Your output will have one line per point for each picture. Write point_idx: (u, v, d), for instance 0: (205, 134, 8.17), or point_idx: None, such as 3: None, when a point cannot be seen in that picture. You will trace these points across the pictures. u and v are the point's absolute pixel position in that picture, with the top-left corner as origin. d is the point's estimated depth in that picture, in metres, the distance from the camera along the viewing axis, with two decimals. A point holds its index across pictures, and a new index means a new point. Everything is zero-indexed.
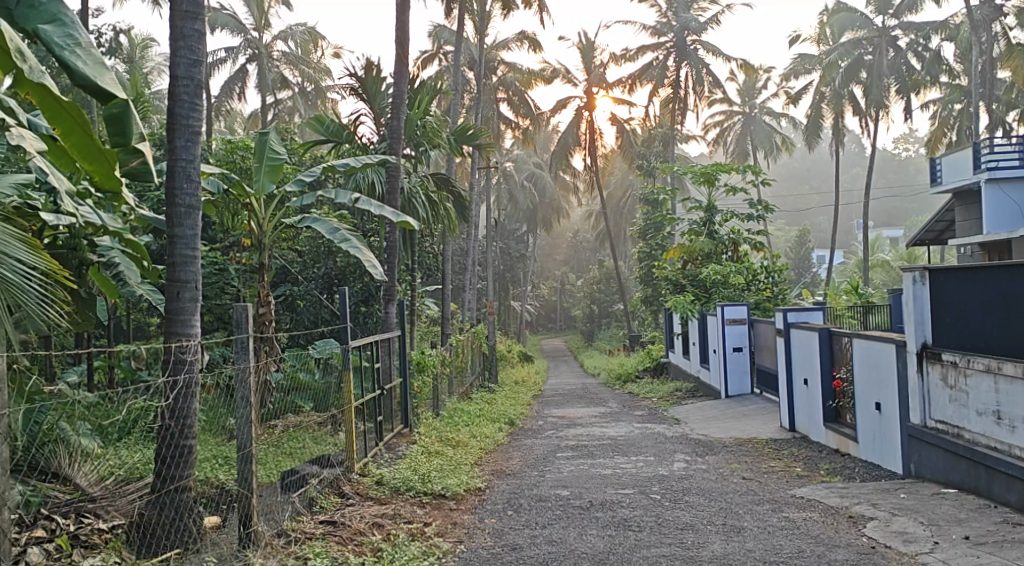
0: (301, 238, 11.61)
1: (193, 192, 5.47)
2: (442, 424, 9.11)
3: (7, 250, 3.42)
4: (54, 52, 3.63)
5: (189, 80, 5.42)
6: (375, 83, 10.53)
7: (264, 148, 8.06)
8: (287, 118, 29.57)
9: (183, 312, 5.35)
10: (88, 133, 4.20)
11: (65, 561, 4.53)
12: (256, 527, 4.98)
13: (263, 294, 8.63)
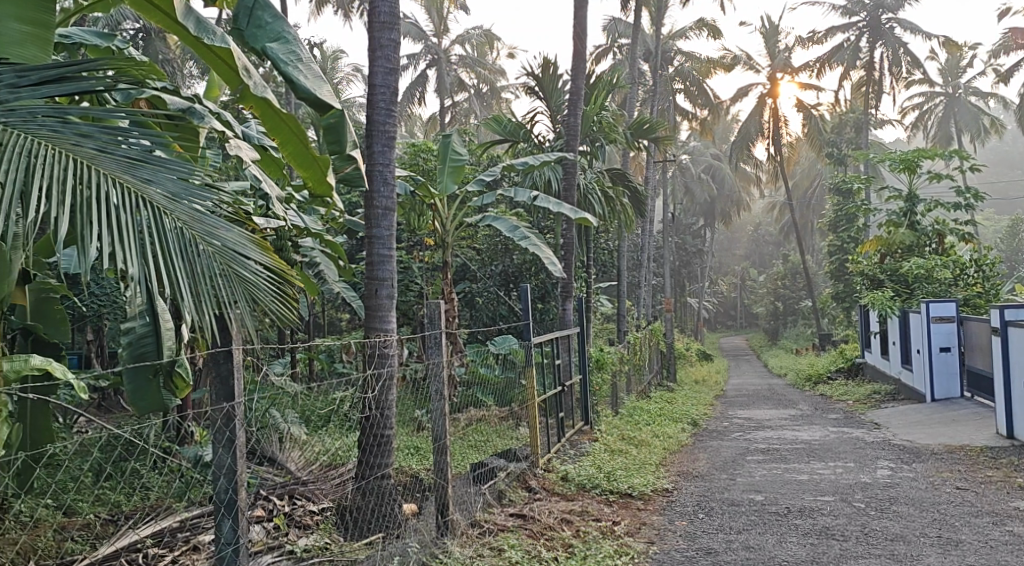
0: (479, 237, 11.92)
1: (389, 194, 5.70)
2: (623, 422, 9.08)
3: (237, 252, 3.72)
4: (279, 69, 3.89)
5: (385, 89, 5.68)
6: (551, 81, 10.62)
7: (447, 149, 8.29)
8: (464, 119, 30.51)
9: (380, 308, 5.58)
10: (306, 144, 4.43)
11: (282, 539, 4.83)
12: (452, 516, 5.05)
13: (447, 291, 8.78)
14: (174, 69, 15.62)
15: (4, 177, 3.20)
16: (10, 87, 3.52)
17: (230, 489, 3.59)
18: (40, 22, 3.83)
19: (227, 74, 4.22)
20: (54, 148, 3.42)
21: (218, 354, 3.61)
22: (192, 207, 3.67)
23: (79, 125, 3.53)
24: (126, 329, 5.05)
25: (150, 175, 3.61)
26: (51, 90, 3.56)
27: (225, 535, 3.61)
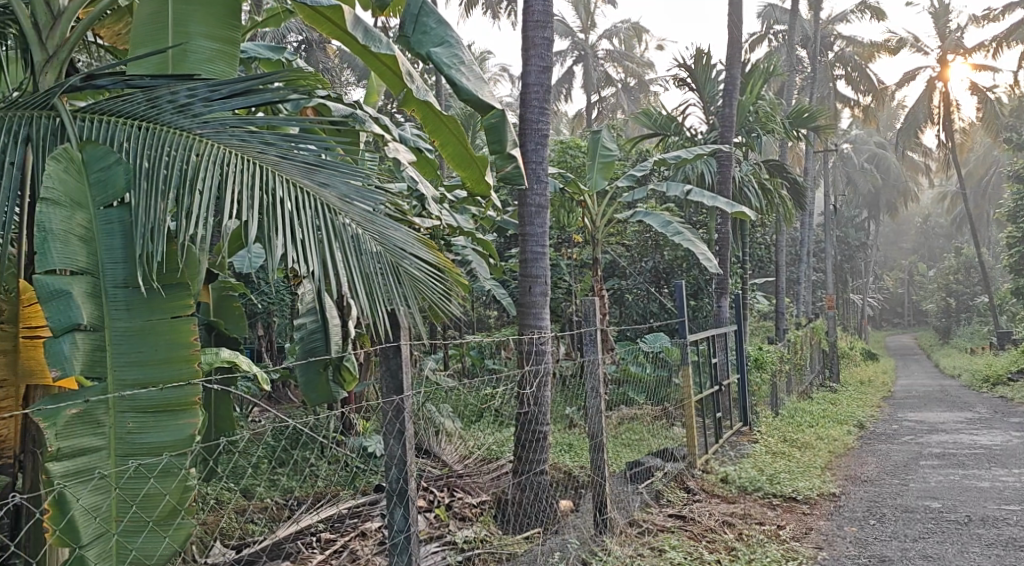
0: (629, 233, 11.84)
1: (542, 192, 5.74)
2: (784, 424, 8.77)
3: (405, 250, 3.85)
4: (443, 72, 4.01)
5: (539, 87, 5.72)
6: (704, 72, 10.40)
7: (597, 145, 8.28)
8: (610, 115, 30.44)
9: (534, 305, 5.62)
10: (464, 144, 4.51)
11: (444, 531, 4.95)
12: (610, 514, 5.01)
13: (597, 288, 8.68)
14: (337, 78, 16.42)
15: (202, 184, 3.48)
16: (204, 101, 3.75)
17: (401, 478, 3.72)
18: (229, 39, 4.13)
19: (389, 79, 4.34)
20: (242, 156, 3.66)
21: (388, 349, 3.74)
22: (364, 208, 3.83)
23: (264, 134, 3.76)
24: (297, 325, 5.36)
25: (326, 179, 3.80)
26: (238, 103, 3.81)
27: (397, 523, 3.74)
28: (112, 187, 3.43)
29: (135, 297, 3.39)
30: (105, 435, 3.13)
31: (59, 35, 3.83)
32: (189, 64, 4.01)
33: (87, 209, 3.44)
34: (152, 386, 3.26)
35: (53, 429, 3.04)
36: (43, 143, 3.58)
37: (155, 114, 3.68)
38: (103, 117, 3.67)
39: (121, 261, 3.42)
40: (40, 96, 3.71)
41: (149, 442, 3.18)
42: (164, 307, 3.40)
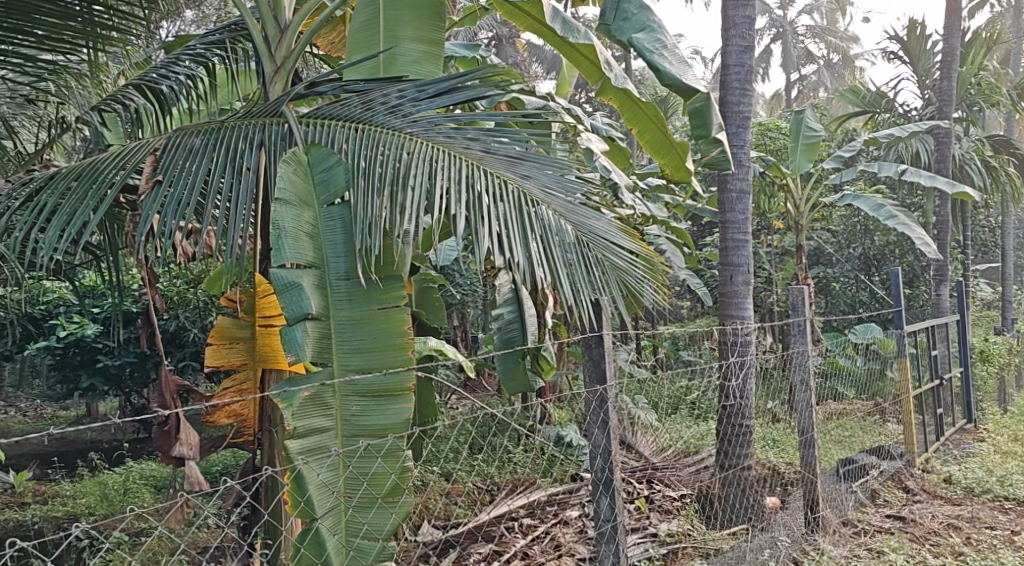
0: (834, 218, 11.24)
1: (744, 176, 5.55)
2: (1015, 422, 8.05)
3: (610, 238, 3.82)
4: (644, 57, 4.00)
5: (740, 67, 5.54)
6: (919, 43, 9.68)
7: (800, 127, 7.93)
8: (806, 95, 29.06)
9: (737, 295, 5.48)
10: (664, 130, 4.44)
11: (646, 522, 4.95)
12: (822, 513, 4.79)
13: (801, 276, 8.28)
14: (530, 72, 16.77)
15: (415, 180, 3.63)
16: (413, 101, 3.93)
17: (607, 468, 3.73)
18: (435, 40, 4.30)
19: (588, 69, 4.35)
20: (450, 152, 3.79)
21: (590, 339, 3.76)
22: (565, 199, 3.86)
23: (468, 130, 3.89)
24: (495, 315, 5.21)
25: (528, 171, 3.87)
26: (444, 101, 3.95)
27: (603, 512, 3.76)
28: (333, 186, 3.64)
29: (356, 289, 3.60)
30: (332, 416, 3.37)
31: (286, 46, 4.14)
32: (400, 67, 4.23)
33: (313, 206, 3.66)
34: (373, 372, 3.47)
35: (290, 410, 3.31)
36: (275, 147, 3.86)
37: (370, 116, 3.90)
38: (324, 121, 3.94)
39: (343, 255, 3.62)
40: (272, 105, 4.05)
41: (373, 424, 3.38)
42: (383, 298, 3.59)
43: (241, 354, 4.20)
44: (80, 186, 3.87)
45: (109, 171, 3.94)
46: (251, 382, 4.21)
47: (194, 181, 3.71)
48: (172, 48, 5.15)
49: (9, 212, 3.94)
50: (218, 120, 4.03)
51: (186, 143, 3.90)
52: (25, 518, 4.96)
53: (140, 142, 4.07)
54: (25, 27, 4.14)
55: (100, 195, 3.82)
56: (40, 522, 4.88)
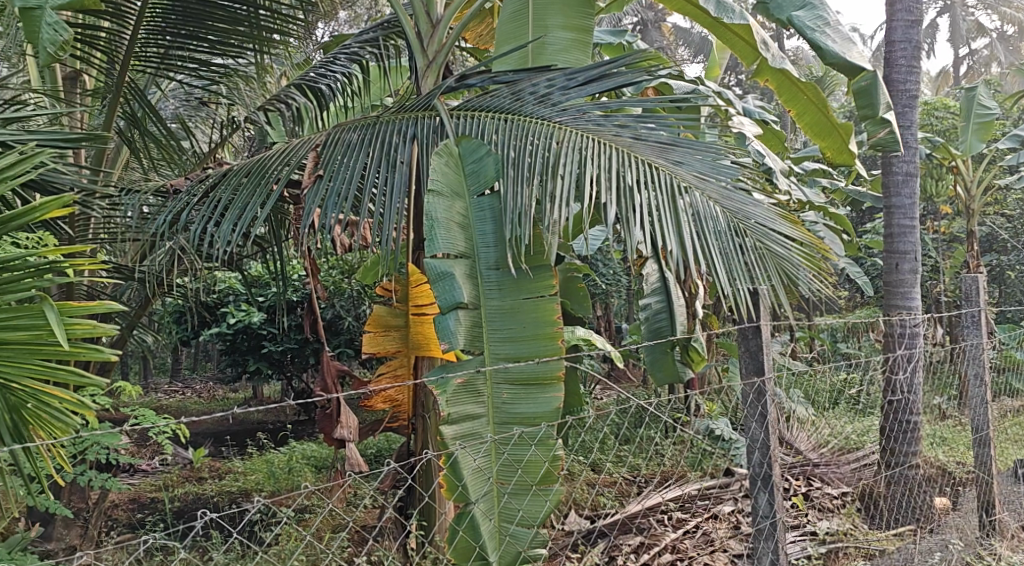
0: (1010, 202, 10.43)
1: (911, 158, 5.21)
2: None
3: (768, 224, 3.67)
4: (804, 36, 3.85)
5: (906, 43, 5.19)
6: None
7: (972, 104, 7.38)
8: (977, 70, 26.98)
9: (902, 284, 5.17)
10: (825, 112, 4.25)
11: (803, 520, 4.77)
12: (999, 517, 4.46)
13: (973, 263, 7.72)
14: (675, 57, 16.44)
15: (564, 169, 3.62)
16: (562, 90, 3.93)
17: (765, 463, 3.60)
18: (584, 28, 4.28)
19: (743, 50, 4.21)
20: (600, 140, 3.75)
21: (747, 329, 3.63)
22: (719, 184, 3.74)
23: (618, 117, 3.85)
24: (643, 305, 5.14)
25: (680, 157, 3.78)
26: (593, 88, 3.92)
27: (762, 508, 3.64)
28: (483, 177, 3.68)
29: (507, 278, 3.63)
30: (484, 403, 3.43)
31: (437, 40, 4.23)
32: (549, 56, 4.23)
33: (463, 197, 3.72)
34: (524, 360, 3.49)
35: (443, 396, 3.38)
36: (427, 140, 3.94)
37: (519, 106, 3.92)
38: (474, 113, 3.98)
39: (493, 244, 3.66)
40: (424, 98, 4.15)
41: (525, 411, 3.41)
42: (534, 286, 3.61)
43: (396, 342, 4.36)
44: (250, 182, 4.11)
45: (275, 167, 4.16)
46: (405, 368, 4.36)
47: (352, 175, 3.86)
48: (329, 48, 5.38)
49: (188, 208, 4.24)
50: (373, 116, 4.16)
51: (345, 139, 4.06)
52: (203, 492, 5.35)
53: (302, 139, 4.27)
54: (199, 33, 4.42)
55: (268, 190, 4.04)
56: (216, 496, 5.24)
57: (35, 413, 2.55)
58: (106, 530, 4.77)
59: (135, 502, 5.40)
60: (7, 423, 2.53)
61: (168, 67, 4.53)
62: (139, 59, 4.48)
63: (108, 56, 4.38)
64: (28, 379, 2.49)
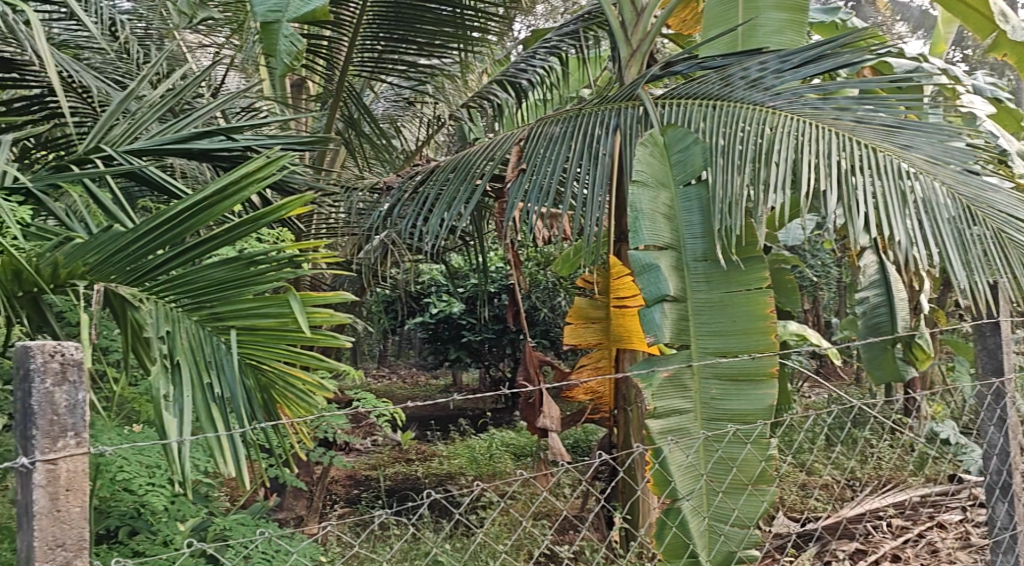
0: None
1: None
2: None
3: (1011, 210, 3.33)
4: None
5: None
6: None
7: None
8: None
9: None
10: None
11: None
12: None
13: None
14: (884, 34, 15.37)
15: (779, 156, 3.44)
16: (775, 73, 3.76)
17: (1004, 471, 3.30)
18: (798, 7, 4.08)
19: (978, 22, 3.86)
20: (817, 125, 3.55)
21: (985, 327, 3.32)
22: (952, 169, 3.44)
23: (837, 99, 3.63)
24: (860, 299, 4.85)
25: (908, 141, 3.51)
26: (809, 70, 3.72)
27: (1000, 519, 3.33)
28: (690, 166, 3.55)
29: (714, 271, 3.50)
30: (692, 398, 3.36)
31: (642, 29, 4.19)
32: (759, 39, 4.08)
33: (669, 188, 3.60)
34: (733, 356, 3.37)
35: (650, 390, 3.33)
36: (631, 130, 3.88)
37: (728, 92, 3.80)
38: (680, 101, 3.90)
39: (701, 236, 3.52)
40: (628, 88, 4.11)
41: (736, 409, 3.31)
42: (744, 280, 3.47)
43: (597, 334, 4.35)
44: (456, 177, 4.23)
45: (480, 163, 4.25)
46: (606, 360, 4.35)
47: (554, 169, 3.87)
48: (530, 43, 5.46)
49: (401, 203, 4.45)
50: (576, 109, 4.15)
51: (547, 133, 4.07)
52: (412, 472, 5.65)
53: (506, 135, 4.34)
54: (409, 36, 4.60)
55: (473, 186, 4.15)
56: (424, 477, 5.52)
57: (282, 393, 2.81)
58: (329, 503, 5.15)
59: (352, 478, 5.78)
60: (259, 402, 2.80)
61: (381, 70, 4.77)
62: (356, 64, 4.74)
63: (329, 63, 4.68)
64: (278, 361, 2.76)
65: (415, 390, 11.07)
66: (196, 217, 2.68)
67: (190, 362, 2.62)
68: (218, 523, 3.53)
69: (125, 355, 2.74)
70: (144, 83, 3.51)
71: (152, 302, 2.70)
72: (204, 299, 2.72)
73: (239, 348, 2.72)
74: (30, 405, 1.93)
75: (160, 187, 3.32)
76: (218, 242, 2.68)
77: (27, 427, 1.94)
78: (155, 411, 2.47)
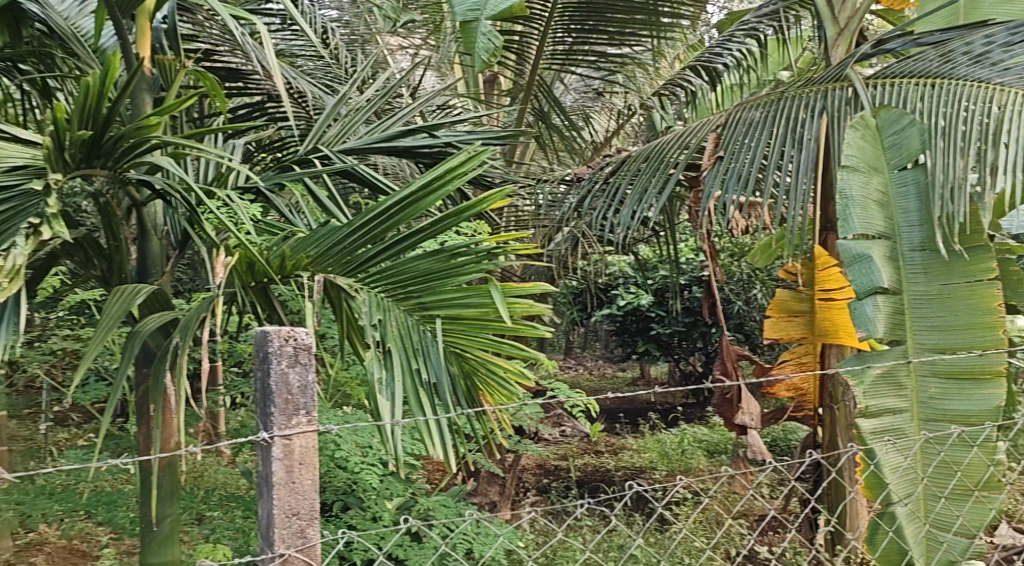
0: None
1: None
2: None
3: None
4: None
5: None
6: None
7: None
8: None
9: None
10: None
11: None
12: None
13: None
14: None
15: (1009, 135, 3.11)
16: (1004, 47, 3.43)
17: None
18: None
19: None
20: None
21: None
22: None
23: None
24: None
25: None
26: None
27: None
28: (906, 150, 3.28)
29: (933, 261, 3.23)
30: (908, 397, 3.13)
31: (850, 7, 4.00)
32: (984, 10, 3.84)
33: (882, 172, 3.34)
34: (953, 353, 3.11)
35: (860, 388, 3.16)
36: (838, 112, 3.66)
37: (949, 69, 3.49)
38: (894, 80, 3.63)
39: (917, 223, 3.27)
40: (835, 70, 3.88)
41: (958, 410, 3.07)
42: (966, 271, 3.19)
43: (801, 328, 4.15)
44: (649, 167, 4.13)
45: (673, 152, 4.13)
46: (811, 356, 4.16)
47: (754, 156, 3.71)
48: (724, 27, 5.29)
49: (591, 194, 4.42)
50: (776, 93, 3.95)
51: (746, 118, 3.90)
52: (602, 464, 5.66)
53: (700, 122, 4.19)
54: (600, 25, 4.52)
55: (666, 175, 4.06)
56: (615, 470, 5.53)
57: (484, 380, 2.85)
58: (521, 490, 5.26)
59: (542, 467, 5.89)
60: (463, 388, 2.86)
61: (572, 61, 4.75)
62: (546, 57, 4.75)
63: (521, 56, 4.74)
64: (481, 349, 2.81)
65: (603, 381, 11.09)
66: (405, 212, 2.84)
67: (400, 349, 2.71)
68: (423, 502, 3.70)
69: (342, 341, 2.94)
70: (354, 87, 3.73)
71: (366, 291, 2.85)
72: (413, 289, 2.84)
73: (444, 336, 2.80)
74: (269, 384, 2.10)
75: (369, 184, 3.51)
76: (426, 235, 2.81)
77: (267, 405, 2.11)
78: (369, 394, 2.59)
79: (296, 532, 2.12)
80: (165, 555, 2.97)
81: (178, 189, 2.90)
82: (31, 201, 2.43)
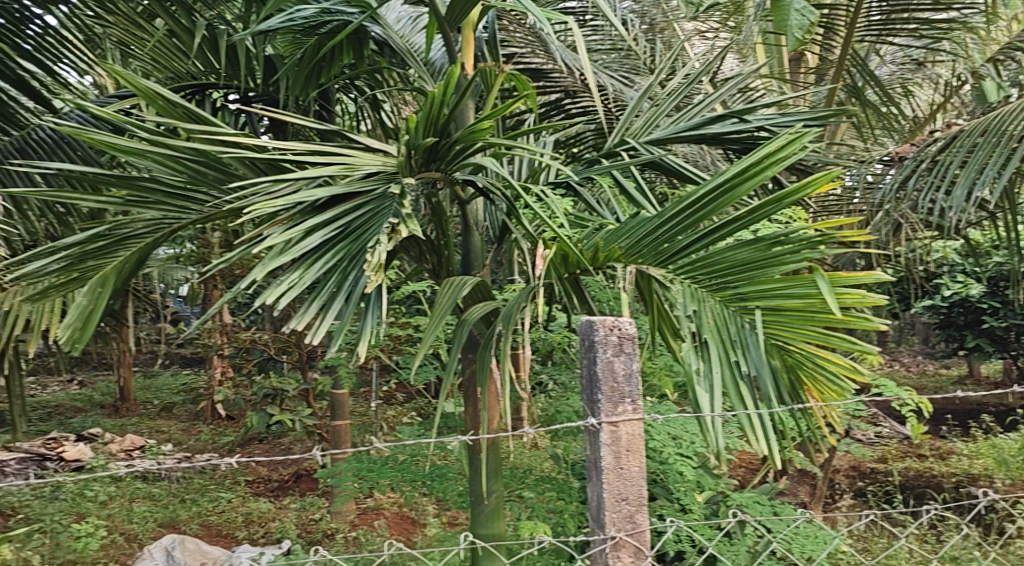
0: None
1: None
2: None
3: None
4: None
5: None
6: None
7: None
8: None
9: None
10: None
11: None
12: None
13: None
14: None
15: None
16: None
17: None
18: None
19: None
20: None
21: None
22: None
23: None
24: None
25: None
26: None
27: None
28: None
29: None
30: None
31: None
32: None
33: None
34: None
35: None
36: None
37: None
38: None
39: None
40: None
41: None
42: None
43: None
44: (987, 141, 3.70)
45: (1017, 122, 3.64)
46: None
47: None
48: None
49: (915, 174, 4.08)
50: None
51: None
52: (928, 469, 5.19)
53: None
54: None
55: (1009, 150, 3.60)
56: (941, 475, 5.05)
57: (809, 373, 2.76)
58: (834, 491, 4.99)
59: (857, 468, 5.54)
60: (785, 381, 2.80)
61: (890, 32, 4.37)
62: (860, 29, 4.42)
63: (830, 31, 4.47)
64: (804, 343, 2.71)
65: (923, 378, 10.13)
66: (718, 201, 2.74)
67: (717, 341, 2.68)
68: (737, 496, 3.64)
69: (654, 332, 2.89)
70: (658, 79, 3.73)
71: (679, 282, 2.80)
72: (728, 279, 2.74)
73: (763, 328, 2.72)
74: (596, 372, 2.17)
75: (677, 174, 3.49)
76: (741, 224, 2.69)
77: (594, 392, 2.19)
78: (688, 385, 2.61)
79: (627, 516, 2.19)
80: (492, 528, 3.20)
81: (499, 187, 3.10)
82: (387, 202, 2.76)
